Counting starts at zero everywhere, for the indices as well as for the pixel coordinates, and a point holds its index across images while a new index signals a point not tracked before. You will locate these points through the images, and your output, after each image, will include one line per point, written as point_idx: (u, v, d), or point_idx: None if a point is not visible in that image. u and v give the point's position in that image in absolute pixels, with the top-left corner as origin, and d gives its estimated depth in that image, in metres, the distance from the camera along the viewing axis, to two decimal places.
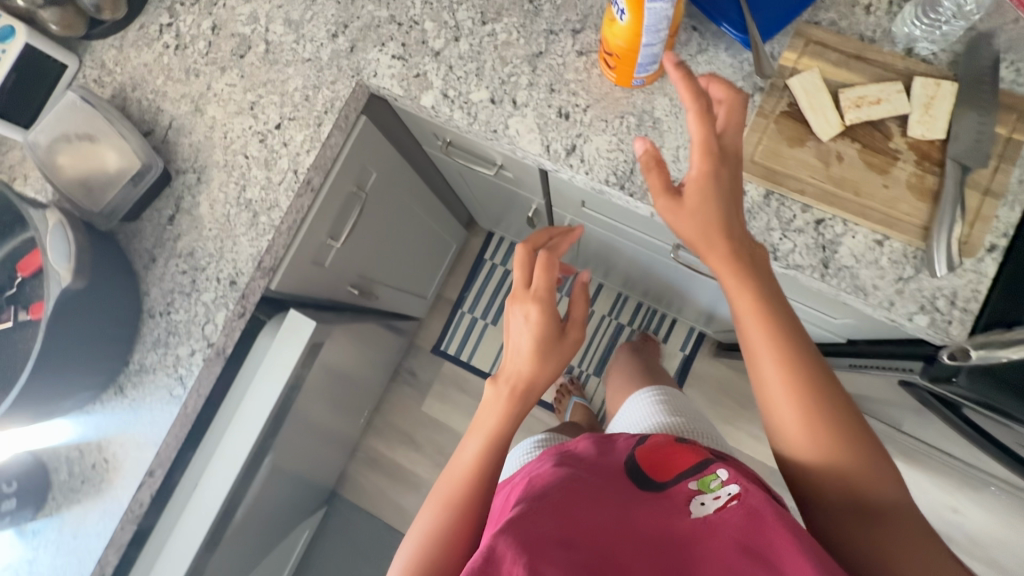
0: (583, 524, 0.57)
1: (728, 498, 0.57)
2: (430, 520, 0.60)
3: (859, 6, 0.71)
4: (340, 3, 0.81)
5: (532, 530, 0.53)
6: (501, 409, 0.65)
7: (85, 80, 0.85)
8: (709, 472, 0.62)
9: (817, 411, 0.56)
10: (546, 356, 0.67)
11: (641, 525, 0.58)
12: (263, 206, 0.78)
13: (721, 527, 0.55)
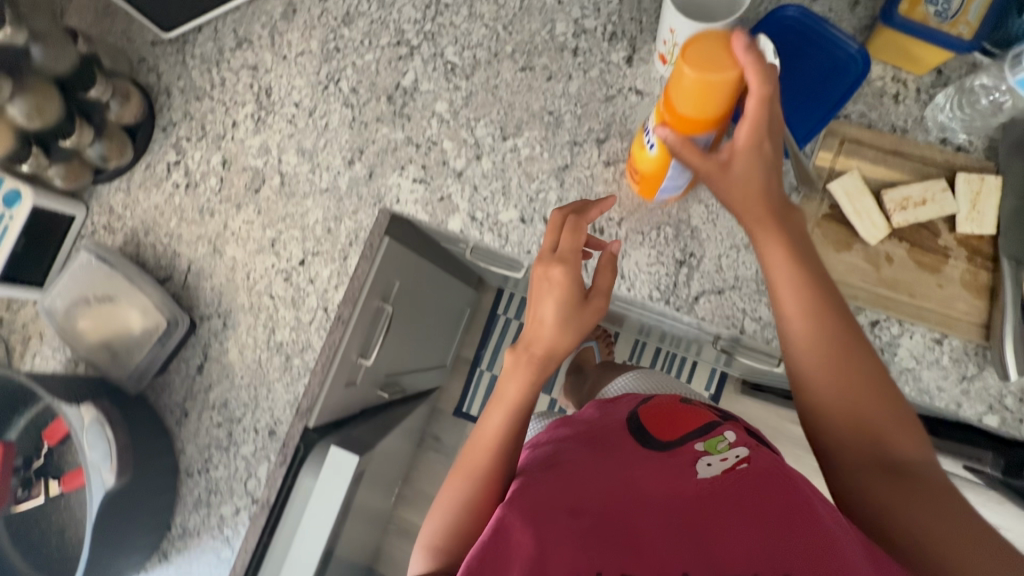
0: (590, 488, 0.58)
1: (737, 461, 0.59)
2: (453, 493, 0.61)
3: (889, 93, 0.69)
4: (353, 128, 0.79)
5: (538, 507, 0.55)
6: (525, 385, 0.63)
7: (94, 227, 0.82)
8: (716, 436, 0.63)
9: (847, 380, 0.57)
10: (570, 322, 0.62)
11: (649, 485, 0.58)
12: (296, 348, 0.76)
13: (721, 488, 0.56)
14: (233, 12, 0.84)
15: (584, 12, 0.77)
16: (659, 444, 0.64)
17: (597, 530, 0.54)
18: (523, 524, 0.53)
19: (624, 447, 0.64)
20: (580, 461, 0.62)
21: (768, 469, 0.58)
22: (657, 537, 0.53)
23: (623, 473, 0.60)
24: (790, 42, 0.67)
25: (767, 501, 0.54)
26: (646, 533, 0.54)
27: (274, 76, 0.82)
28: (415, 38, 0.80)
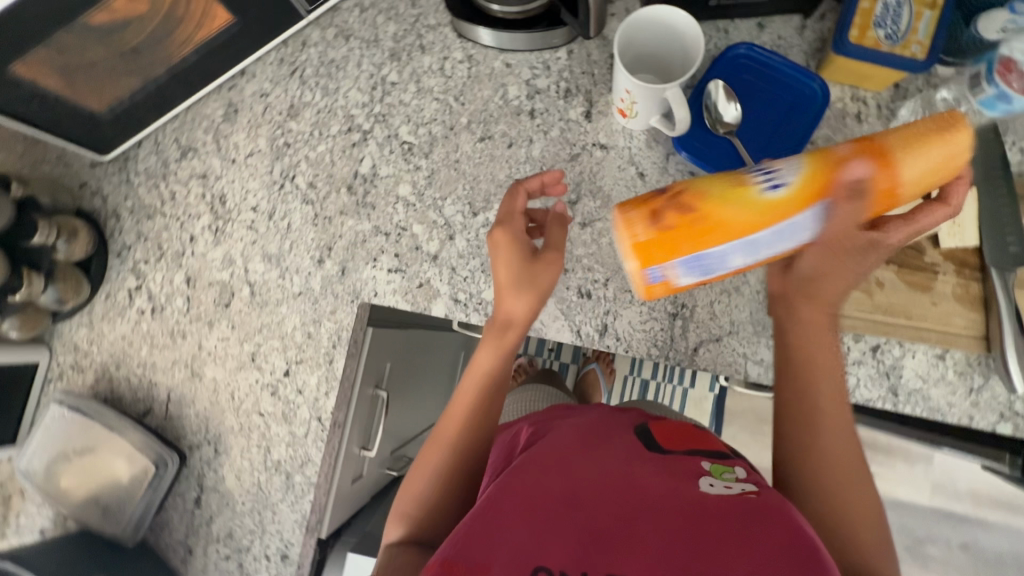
0: (587, 480, 0.53)
1: (743, 491, 0.52)
2: (432, 458, 0.63)
3: (851, 114, 0.69)
4: (317, 225, 0.76)
5: (523, 492, 0.51)
6: (500, 354, 0.63)
7: (62, 368, 0.78)
8: (727, 464, 0.57)
9: (848, 464, 0.54)
10: (535, 285, 0.61)
11: (652, 484, 0.52)
12: (295, 464, 0.74)
13: (724, 500, 0.50)
14: (172, 120, 0.81)
15: (534, 71, 0.75)
16: (666, 450, 0.59)
17: (589, 526, 0.49)
18: (505, 510, 0.50)
19: (630, 443, 0.59)
20: (580, 450, 0.57)
21: (774, 499, 0.49)
22: (651, 537, 0.47)
23: (623, 471, 0.54)
24: (746, 83, 0.68)
25: (765, 513, 0.47)
26: (642, 531, 0.48)
27: (226, 182, 0.79)
28: (366, 122, 0.77)
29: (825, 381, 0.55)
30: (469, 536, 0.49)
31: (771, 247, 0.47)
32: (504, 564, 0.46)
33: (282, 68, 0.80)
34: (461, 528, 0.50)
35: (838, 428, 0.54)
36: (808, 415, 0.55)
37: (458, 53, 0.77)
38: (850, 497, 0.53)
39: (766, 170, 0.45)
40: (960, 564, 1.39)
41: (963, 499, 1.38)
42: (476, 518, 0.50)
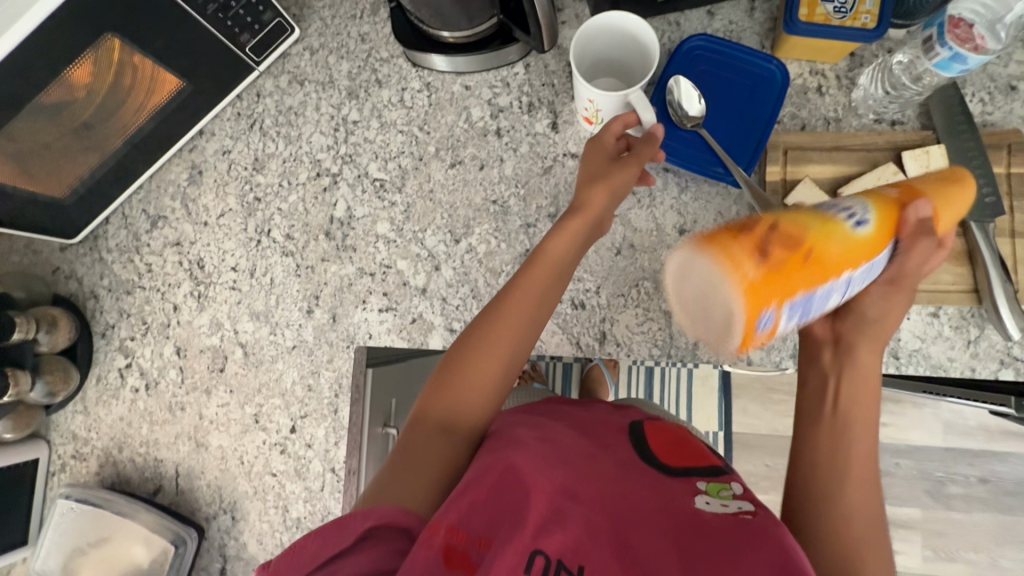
0: (588, 478, 0.54)
1: (740, 510, 0.51)
2: (504, 335, 0.61)
3: (811, 89, 0.69)
4: (301, 275, 0.75)
5: (525, 476, 0.53)
6: (572, 245, 0.63)
7: (63, 459, 0.77)
8: (723, 481, 0.57)
9: (867, 494, 0.54)
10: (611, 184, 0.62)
11: (649, 493, 0.53)
12: (316, 518, 0.73)
13: (719, 519, 0.50)
14: (136, 191, 0.79)
15: (494, 90, 0.75)
16: (664, 457, 0.59)
17: (588, 519, 0.51)
18: (508, 487, 0.52)
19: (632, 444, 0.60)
20: (581, 447, 0.58)
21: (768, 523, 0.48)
22: (645, 539, 0.50)
23: (623, 478, 0.55)
24: (704, 74, 0.68)
25: (755, 535, 0.47)
26: (636, 534, 0.50)
27: (202, 246, 0.77)
28: (334, 165, 0.76)
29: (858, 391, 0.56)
30: (472, 505, 0.51)
31: (817, 309, 0.43)
32: (503, 541, 0.49)
33: (240, 122, 0.79)
34: (464, 492, 0.52)
35: (862, 450, 0.55)
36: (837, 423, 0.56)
37: (416, 83, 0.76)
38: (861, 521, 0.53)
39: (845, 208, 0.43)
40: (983, 499, 1.40)
41: (975, 436, 1.40)
42: (478, 486, 0.52)
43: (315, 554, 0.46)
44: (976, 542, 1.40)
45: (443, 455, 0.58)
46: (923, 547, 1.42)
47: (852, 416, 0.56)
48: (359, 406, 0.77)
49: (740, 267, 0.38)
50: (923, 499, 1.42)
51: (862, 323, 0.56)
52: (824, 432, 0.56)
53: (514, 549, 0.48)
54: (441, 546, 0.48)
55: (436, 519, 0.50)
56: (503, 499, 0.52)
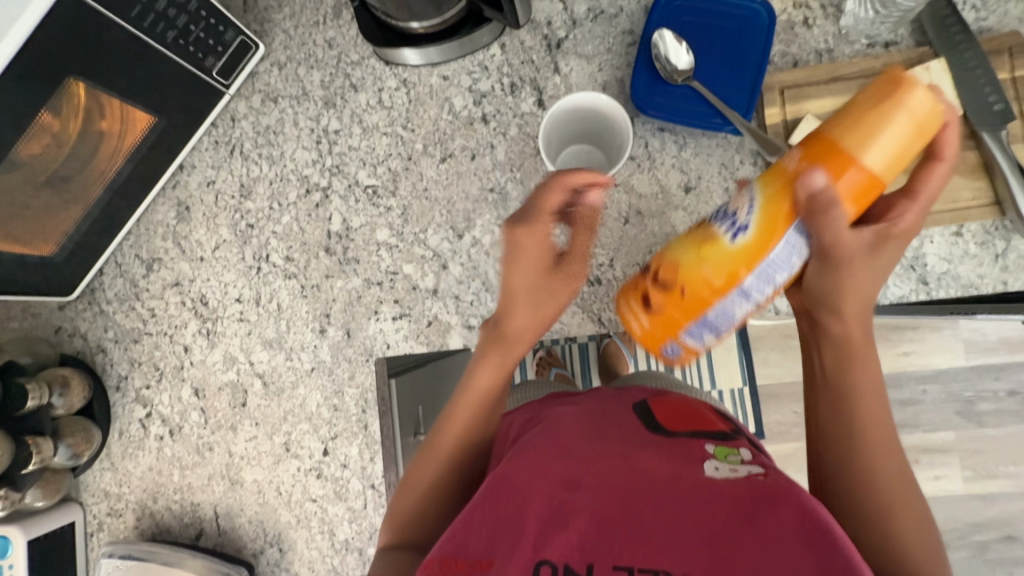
0: (585, 465, 0.54)
1: (751, 473, 0.52)
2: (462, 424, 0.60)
3: (798, 23, 0.67)
4: (308, 296, 0.73)
5: (517, 484, 0.53)
6: (497, 369, 0.61)
7: (99, 518, 0.75)
8: (732, 445, 0.58)
9: (886, 454, 0.52)
10: (568, 284, 0.60)
11: (653, 468, 0.53)
12: (364, 537, 0.72)
13: (730, 487, 0.49)
14: (125, 238, 0.77)
15: (473, 76, 0.72)
16: (669, 433, 0.60)
17: (588, 508, 0.49)
18: (501, 498, 0.52)
19: (631, 429, 0.60)
20: (576, 439, 0.58)
21: (781, 484, 0.49)
22: (654, 516, 0.48)
23: (624, 457, 0.55)
24: (688, 24, 0.66)
25: (769, 494, 0.47)
26: (643, 511, 0.48)
27: (202, 282, 0.76)
28: (322, 178, 0.74)
29: (860, 350, 0.56)
30: (466, 531, 0.51)
31: (724, 321, 0.53)
32: (504, 558, 0.47)
33: (219, 150, 0.76)
34: (458, 521, 0.52)
35: (880, 412, 0.54)
36: (845, 393, 0.55)
37: (392, 81, 0.74)
38: (897, 487, 0.51)
39: (729, 215, 0.49)
40: (1015, 411, 1.40)
41: (999, 351, 1.40)
42: (473, 510, 0.52)
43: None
44: (1015, 455, 1.40)
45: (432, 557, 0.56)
46: (962, 469, 1.41)
47: (859, 380, 0.55)
48: None
49: (631, 318, 0.57)
50: (956, 421, 1.42)
51: (820, 297, 0.54)
52: (842, 401, 0.55)
53: (517, 560, 0.46)
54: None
55: (431, 555, 0.50)
56: (501, 510, 0.51)
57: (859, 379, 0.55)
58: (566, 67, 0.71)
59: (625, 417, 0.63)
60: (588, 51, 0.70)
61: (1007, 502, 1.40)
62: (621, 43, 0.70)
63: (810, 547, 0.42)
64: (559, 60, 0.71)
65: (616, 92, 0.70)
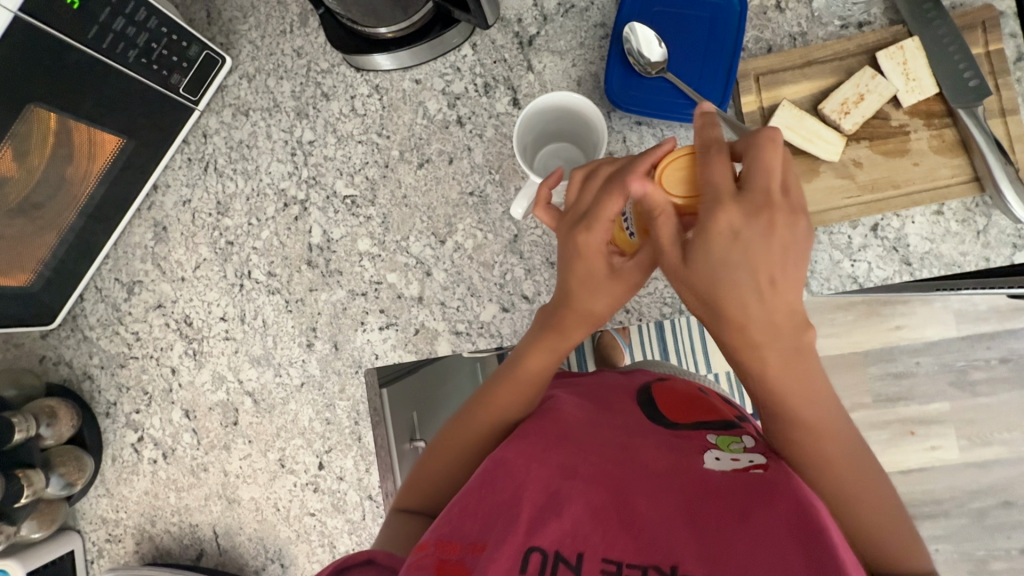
0: (585, 455, 0.56)
1: (751, 463, 0.53)
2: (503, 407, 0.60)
3: (771, 7, 0.66)
4: (293, 311, 0.73)
5: (514, 469, 0.54)
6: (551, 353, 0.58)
7: (99, 544, 0.75)
8: (733, 434, 0.59)
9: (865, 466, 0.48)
10: (632, 282, 0.52)
11: (653, 458, 0.55)
12: (365, 547, 0.72)
13: (728, 483, 0.52)
14: (104, 262, 0.76)
15: (446, 78, 0.71)
16: (671, 423, 0.61)
17: (584, 497, 0.52)
18: (499, 483, 0.54)
19: (631, 417, 0.62)
20: (578, 425, 0.59)
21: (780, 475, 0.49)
22: (648, 509, 0.51)
23: (624, 446, 0.57)
24: (660, 14, 0.65)
25: (765, 487, 0.49)
26: (634, 501, 0.52)
27: (185, 303, 0.75)
28: (299, 190, 0.73)
29: (795, 376, 0.44)
30: (460, 513, 0.53)
31: None
32: (497, 542, 0.50)
33: (193, 168, 0.75)
34: (453, 504, 0.54)
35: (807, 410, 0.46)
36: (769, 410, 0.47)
37: (364, 88, 0.72)
38: (848, 473, 0.48)
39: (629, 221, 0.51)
40: (1007, 378, 1.41)
41: (989, 320, 1.41)
42: (468, 492, 0.54)
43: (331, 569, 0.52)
44: (1008, 422, 1.42)
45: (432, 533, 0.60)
46: (957, 438, 1.43)
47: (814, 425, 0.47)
48: (381, 427, 0.75)
49: None
50: (950, 392, 1.43)
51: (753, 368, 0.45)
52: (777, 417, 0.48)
53: (508, 546, 0.49)
54: (434, 561, 0.50)
55: (426, 537, 0.52)
56: (498, 496, 0.53)
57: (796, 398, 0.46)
58: (539, 64, 0.70)
59: (628, 404, 0.65)
60: (560, 46, 0.69)
61: (1003, 468, 1.42)
62: (593, 36, 0.69)
63: (802, 546, 0.44)
64: (532, 57, 0.70)
65: (591, 87, 0.69)
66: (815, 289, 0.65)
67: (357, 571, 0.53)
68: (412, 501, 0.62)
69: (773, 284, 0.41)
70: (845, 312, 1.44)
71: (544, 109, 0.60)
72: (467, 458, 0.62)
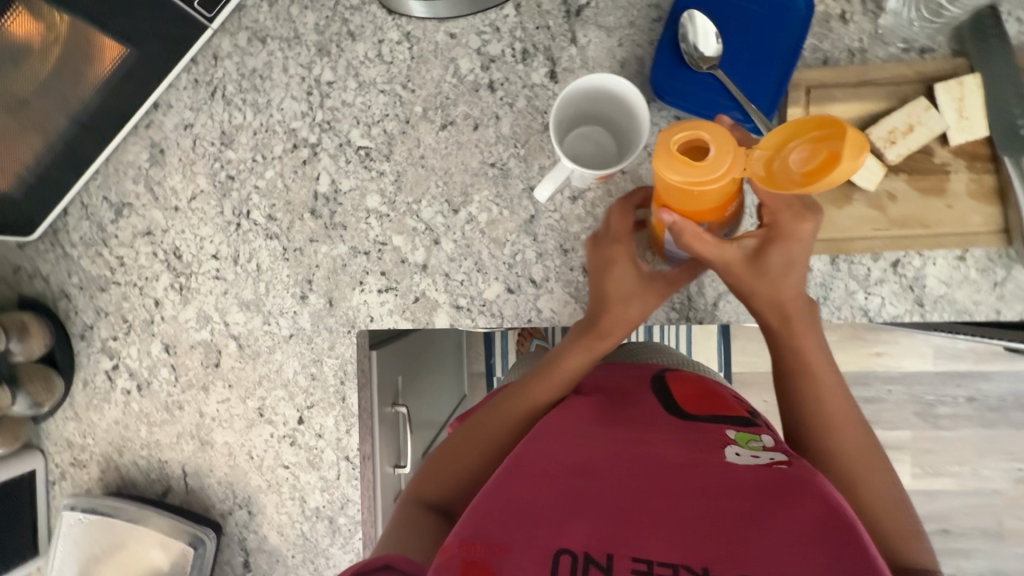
0: (605, 450, 0.52)
1: (772, 460, 0.49)
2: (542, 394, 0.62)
3: (834, 16, 0.63)
4: (290, 259, 0.70)
5: (534, 466, 0.51)
6: (589, 355, 0.62)
7: (62, 467, 0.74)
8: (753, 432, 0.55)
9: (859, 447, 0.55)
10: (662, 292, 0.60)
11: (672, 454, 0.50)
12: (336, 506, 0.71)
13: (754, 480, 0.46)
14: (92, 177, 0.71)
15: (483, 36, 0.67)
16: (686, 417, 0.57)
17: (607, 496, 0.47)
18: (518, 478, 0.50)
19: (643, 412, 0.59)
20: (591, 426, 0.56)
21: (806, 475, 0.45)
22: (676, 508, 0.45)
23: (642, 442, 0.53)
24: (721, 5, 0.61)
25: (794, 487, 0.44)
26: (660, 500, 0.46)
27: (176, 234, 0.71)
28: (311, 133, 0.69)
29: (816, 337, 0.57)
30: (485, 513, 0.46)
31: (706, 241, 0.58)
32: (525, 542, 0.44)
33: (199, 91, 0.70)
34: (475, 505, 0.47)
35: (836, 379, 0.57)
36: (811, 377, 0.56)
37: (394, 33, 0.68)
38: (853, 456, 0.54)
39: None
40: (970, 417, 1.46)
41: (965, 359, 1.44)
42: (491, 490, 0.49)
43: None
44: (962, 457, 1.47)
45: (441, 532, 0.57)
46: (911, 465, 1.48)
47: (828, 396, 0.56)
48: (367, 389, 0.74)
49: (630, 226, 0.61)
50: (913, 421, 1.47)
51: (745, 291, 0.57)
52: (806, 380, 0.57)
53: (537, 549, 0.43)
54: (460, 562, 0.43)
55: (449, 538, 0.45)
56: (518, 489, 0.48)
57: (813, 348, 0.56)
58: (583, 38, 0.65)
59: (639, 398, 0.62)
60: (609, 22, 0.65)
61: (946, 498, 1.48)
62: (644, 17, 0.65)
63: (822, 548, 0.40)
64: (577, 29, 0.65)
65: (634, 71, 0.65)
66: (825, 316, 0.64)
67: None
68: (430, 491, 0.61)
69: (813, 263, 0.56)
70: (830, 333, 1.46)
71: (595, 91, 0.57)
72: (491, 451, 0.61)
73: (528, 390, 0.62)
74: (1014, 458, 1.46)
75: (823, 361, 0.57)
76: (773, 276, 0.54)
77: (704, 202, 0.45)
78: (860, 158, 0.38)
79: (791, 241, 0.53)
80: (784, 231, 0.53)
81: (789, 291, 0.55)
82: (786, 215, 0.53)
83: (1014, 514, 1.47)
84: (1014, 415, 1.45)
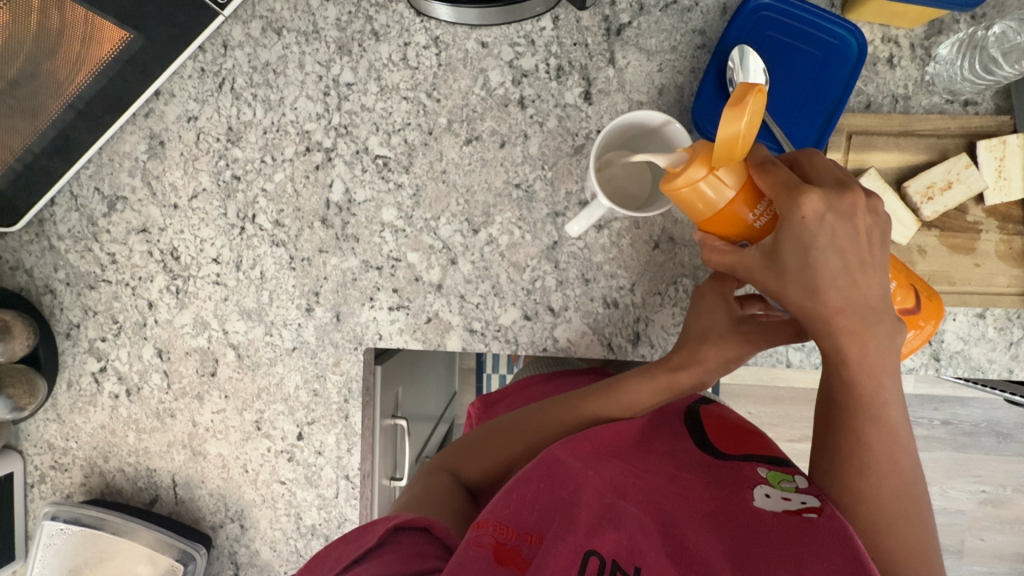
0: (637, 473, 0.50)
1: (802, 506, 0.45)
2: (591, 410, 0.56)
3: (882, 59, 0.61)
4: (296, 269, 0.66)
5: (574, 470, 0.49)
6: (654, 387, 0.55)
7: (42, 470, 0.71)
8: (785, 471, 0.51)
9: (908, 510, 0.45)
10: (754, 340, 0.51)
11: (701, 491, 0.48)
12: (332, 524, 0.71)
13: (777, 525, 0.43)
14: (85, 166, 0.66)
15: (517, 49, 0.63)
16: (725, 452, 0.53)
17: (636, 515, 0.45)
18: (558, 480, 0.48)
19: (688, 441, 0.55)
20: (624, 446, 0.54)
21: (831, 526, 0.42)
22: (699, 540, 0.43)
23: (672, 475, 0.50)
24: (771, 41, 0.59)
25: (815, 538, 0.41)
26: (687, 528, 0.44)
27: (174, 233, 0.66)
28: (325, 137, 0.65)
29: (872, 359, 0.44)
30: (521, 499, 0.47)
31: None
32: (557, 536, 0.43)
33: (205, 81, 0.65)
34: (512, 487, 0.48)
35: (897, 414, 0.45)
36: (863, 408, 0.45)
37: (421, 37, 0.63)
38: (899, 528, 0.45)
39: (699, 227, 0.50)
40: (942, 438, 1.46)
41: (943, 383, 1.43)
42: (527, 481, 0.49)
43: (340, 557, 0.41)
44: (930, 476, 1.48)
45: (462, 510, 0.54)
46: None
47: (890, 439, 0.45)
48: (371, 406, 0.71)
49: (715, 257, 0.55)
50: None
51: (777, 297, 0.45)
52: (857, 410, 0.46)
53: (568, 544, 0.42)
54: (490, 541, 0.44)
55: (484, 514, 0.47)
56: (554, 492, 0.47)
57: (861, 372, 0.44)
58: (622, 59, 0.62)
59: (679, 428, 0.58)
60: (650, 45, 0.62)
61: None
62: (687, 43, 0.62)
63: None
64: (617, 49, 0.62)
65: (672, 99, 0.62)
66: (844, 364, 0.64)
67: (406, 536, 0.44)
68: (467, 469, 0.58)
69: (863, 260, 0.43)
70: None
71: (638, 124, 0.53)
72: (526, 455, 0.58)
73: (575, 400, 0.58)
74: (981, 480, 1.48)
75: (876, 395, 0.45)
76: (794, 277, 0.43)
77: (720, 200, 0.42)
78: (749, 116, 0.38)
79: (804, 231, 0.41)
80: (790, 219, 0.42)
81: (817, 296, 0.43)
82: (779, 197, 0.42)
83: (975, 533, 1.51)
84: (984, 440, 1.46)
